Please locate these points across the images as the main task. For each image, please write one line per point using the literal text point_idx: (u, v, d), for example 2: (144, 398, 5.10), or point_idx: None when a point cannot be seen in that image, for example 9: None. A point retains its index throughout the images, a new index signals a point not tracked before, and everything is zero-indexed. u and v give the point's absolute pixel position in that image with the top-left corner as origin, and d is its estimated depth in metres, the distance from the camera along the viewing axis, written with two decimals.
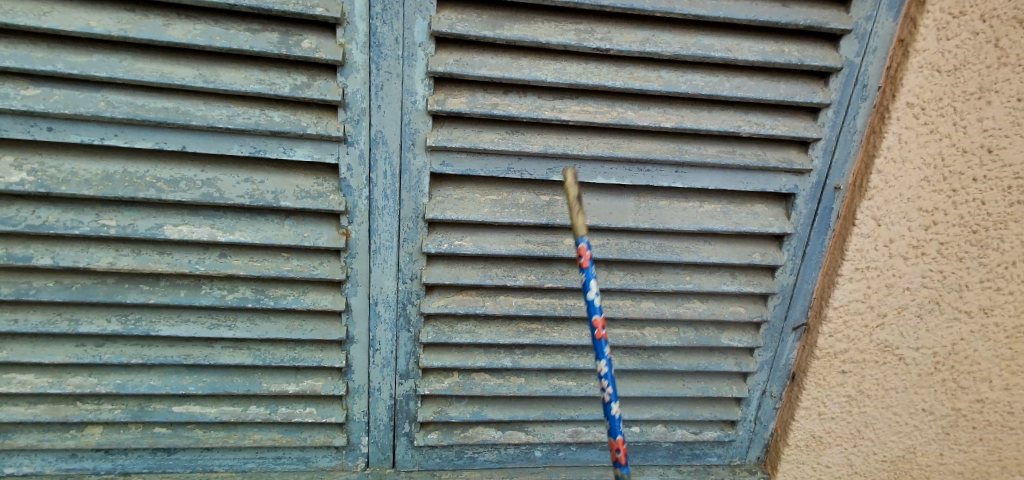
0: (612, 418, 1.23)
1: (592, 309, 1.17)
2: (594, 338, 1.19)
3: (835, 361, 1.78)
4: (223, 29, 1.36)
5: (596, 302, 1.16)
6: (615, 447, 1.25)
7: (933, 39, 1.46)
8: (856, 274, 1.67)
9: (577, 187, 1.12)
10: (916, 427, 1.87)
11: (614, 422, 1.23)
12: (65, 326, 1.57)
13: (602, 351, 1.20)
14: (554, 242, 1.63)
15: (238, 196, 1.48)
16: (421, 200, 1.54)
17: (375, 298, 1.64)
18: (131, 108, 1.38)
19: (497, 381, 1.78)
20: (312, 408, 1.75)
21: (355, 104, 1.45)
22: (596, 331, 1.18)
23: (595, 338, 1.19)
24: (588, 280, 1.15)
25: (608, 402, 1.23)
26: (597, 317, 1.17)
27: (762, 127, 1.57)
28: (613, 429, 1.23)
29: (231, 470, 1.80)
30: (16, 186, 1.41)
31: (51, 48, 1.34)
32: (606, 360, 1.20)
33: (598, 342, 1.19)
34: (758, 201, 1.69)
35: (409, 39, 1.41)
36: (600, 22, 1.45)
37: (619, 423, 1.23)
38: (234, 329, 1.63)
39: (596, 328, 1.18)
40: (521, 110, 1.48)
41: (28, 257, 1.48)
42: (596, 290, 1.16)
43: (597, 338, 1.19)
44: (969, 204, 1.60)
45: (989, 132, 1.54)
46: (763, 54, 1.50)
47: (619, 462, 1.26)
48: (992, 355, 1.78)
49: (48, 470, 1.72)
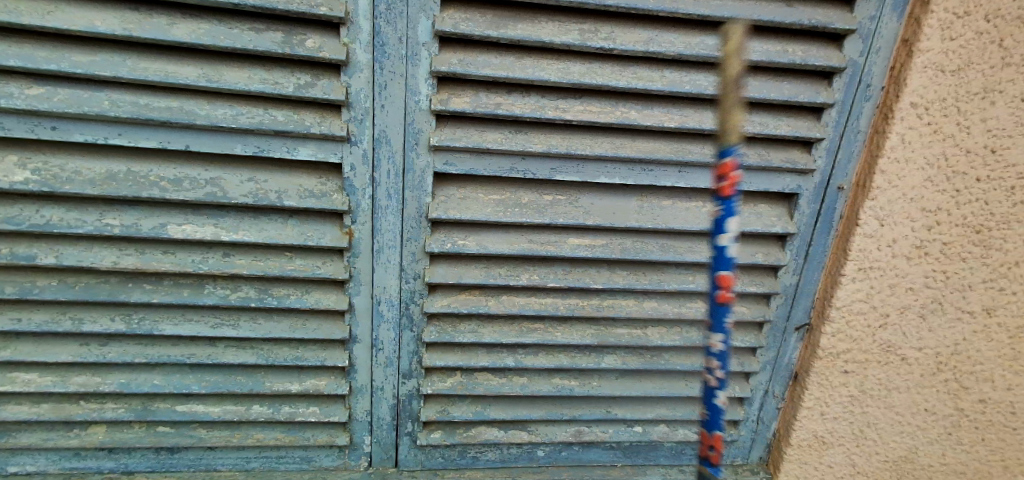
0: (713, 406, 1.01)
1: (721, 261, 0.92)
2: (715, 302, 0.95)
3: (838, 361, 1.78)
4: (227, 28, 1.36)
5: (728, 251, 0.91)
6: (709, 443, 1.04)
7: (936, 39, 1.46)
8: (858, 274, 1.67)
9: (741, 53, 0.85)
10: (919, 427, 1.87)
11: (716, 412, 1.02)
12: (68, 325, 1.57)
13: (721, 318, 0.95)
14: (557, 242, 1.63)
15: (241, 196, 1.48)
16: (424, 200, 1.54)
17: (379, 298, 1.64)
18: (134, 108, 1.38)
19: (500, 381, 1.78)
20: (315, 407, 1.75)
21: (359, 103, 1.45)
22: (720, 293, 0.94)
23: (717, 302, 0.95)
24: (726, 217, 0.90)
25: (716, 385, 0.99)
26: (727, 272, 0.92)
27: (765, 127, 1.57)
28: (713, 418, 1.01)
29: (233, 469, 1.80)
30: (20, 185, 1.41)
31: (55, 47, 1.34)
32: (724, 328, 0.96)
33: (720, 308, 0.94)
34: (761, 201, 1.69)
35: (413, 39, 1.41)
36: (604, 22, 1.45)
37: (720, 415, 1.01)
38: (238, 328, 1.63)
39: (721, 289, 0.93)
40: (524, 109, 1.48)
41: (31, 256, 1.48)
42: (732, 234, 0.91)
43: (718, 302, 0.95)
44: (972, 204, 1.60)
45: (992, 132, 1.53)
46: (767, 54, 1.50)
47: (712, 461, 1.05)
48: (995, 355, 1.78)
49: (51, 469, 1.72)
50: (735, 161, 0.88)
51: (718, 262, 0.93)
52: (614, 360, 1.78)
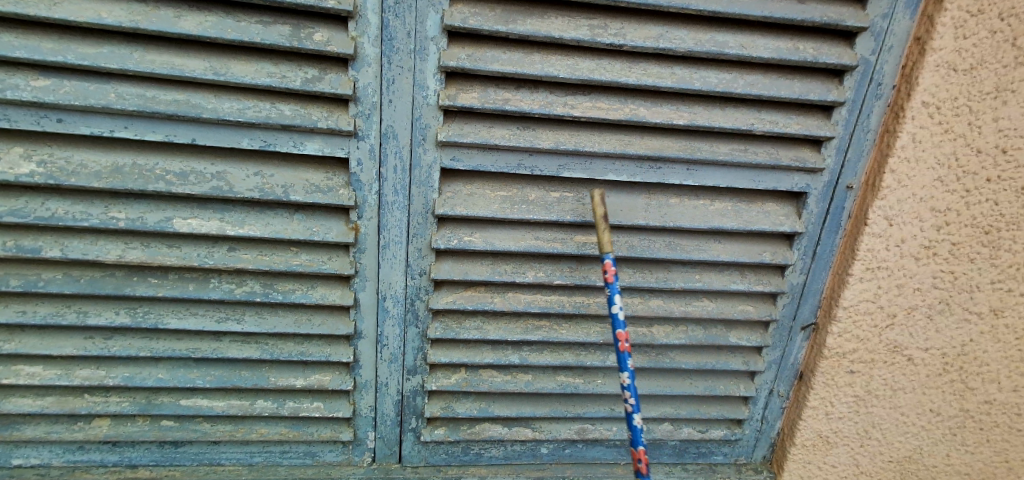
0: (634, 427, 1.39)
1: (617, 323, 1.37)
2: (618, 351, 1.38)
3: (844, 360, 1.77)
4: (234, 21, 1.35)
5: (619, 316, 1.36)
6: (637, 456, 1.39)
7: (950, 38, 1.45)
8: (866, 274, 1.66)
9: (603, 207, 1.39)
10: (924, 427, 1.86)
11: (637, 431, 1.39)
12: (73, 318, 1.56)
13: (624, 363, 1.38)
14: (563, 239, 1.62)
15: (248, 190, 1.48)
16: (431, 195, 1.54)
17: (384, 294, 1.63)
18: (141, 100, 1.37)
19: (505, 378, 1.77)
20: (319, 403, 1.74)
21: (366, 98, 1.43)
22: (620, 344, 1.37)
23: (619, 351, 1.38)
24: (614, 295, 1.37)
25: (630, 412, 1.39)
26: (620, 330, 1.36)
27: (775, 125, 1.55)
28: (634, 438, 1.39)
29: (237, 464, 1.80)
30: (26, 178, 1.40)
31: (61, 38, 1.33)
32: (628, 372, 1.38)
33: (622, 355, 1.38)
34: (769, 200, 1.68)
35: (421, 33, 1.39)
36: (614, 18, 1.44)
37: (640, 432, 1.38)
38: (242, 322, 1.62)
39: (619, 341, 1.37)
40: (533, 105, 1.47)
41: (37, 249, 1.48)
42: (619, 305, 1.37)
43: (620, 350, 1.38)
44: (982, 205, 1.59)
45: (1004, 132, 1.52)
46: (778, 51, 1.48)
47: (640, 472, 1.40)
48: (1002, 356, 1.77)
49: (55, 462, 1.72)
50: (610, 262, 1.37)
51: (615, 323, 1.37)
52: None
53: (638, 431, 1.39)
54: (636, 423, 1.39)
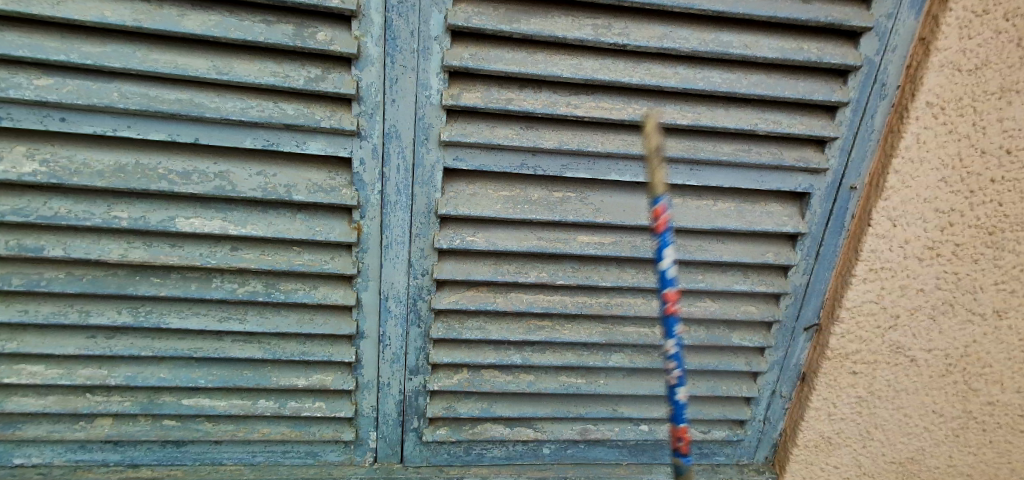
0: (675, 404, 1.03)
1: (664, 280, 0.95)
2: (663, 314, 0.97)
3: (846, 361, 1.77)
4: (238, 20, 1.35)
5: (670, 273, 0.94)
6: (677, 435, 1.07)
7: (954, 38, 1.44)
8: (870, 275, 1.66)
9: (660, 137, 0.91)
10: (926, 429, 1.86)
11: (679, 408, 1.03)
12: (75, 317, 1.56)
13: (670, 329, 0.98)
14: (566, 239, 1.62)
15: (250, 189, 1.47)
16: (434, 195, 1.53)
17: (387, 293, 1.63)
18: (144, 100, 1.37)
19: (507, 378, 1.77)
20: (321, 402, 1.74)
21: (369, 98, 1.43)
22: (668, 306, 0.96)
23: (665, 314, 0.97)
24: (663, 247, 0.93)
25: (674, 386, 1.02)
26: (669, 291, 0.95)
27: (779, 125, 1.55)
28: (677, 415, 1.04)
29: (239, 463, 1.79)
30: (28, 177, 1.40)
31: (64, 37, 1.33)
32: (674, 339, 0.99)
33: (669, 319, 0.97)
34: (773, 201, 1.68)
35: (424, 33, 1.39)
36: (618, 17, 1.43)
37: (684, 410, 1.03)
38: (244, 322, 1.62)
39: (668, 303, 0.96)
40: (536, 105, 1.46)
41: (39, 248, 1.48)
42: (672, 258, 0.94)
43: (668, 314, 0.97)
44: (986, 206, 1.58)
45: (1008, 132, 1.51)
46: (782, 51, 1.48)
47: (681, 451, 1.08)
48: (1005, 357, 1.76)
49: (57, 461, 1.72)
50: (664, 207, 0.92)
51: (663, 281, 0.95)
52: (621, 358, 1.77)
53: (682, 408, 1.03)
54: (677, 399, 1.02)
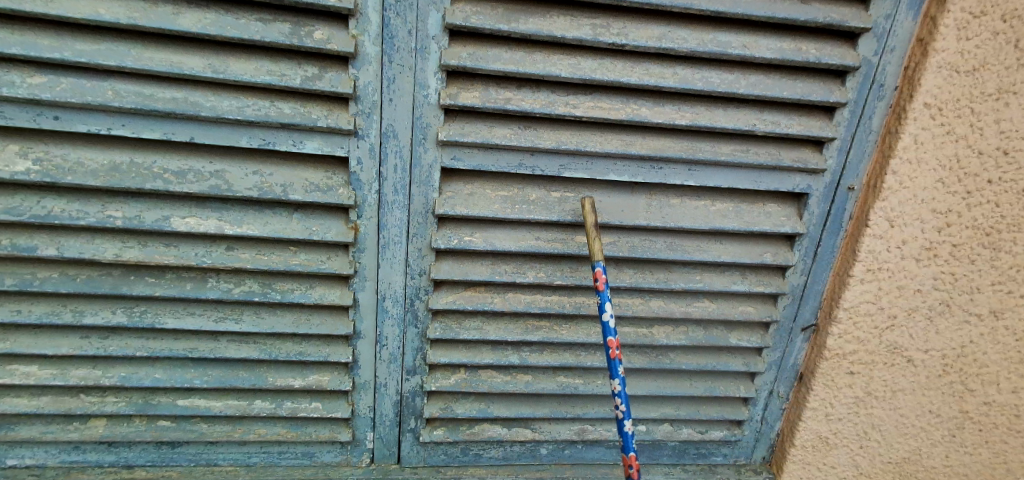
0: (624, 434, 1.43)
1: (607, 331, 1.42)
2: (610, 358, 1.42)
3: (844, 361, 1.77)
4: (234, 18, 1.34)
5: (609, 324, 1.42)
6: (627, 462, 1.42)
7: (952, 39, 1.44)
8: (868, 275, 1.65)
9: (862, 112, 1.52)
10: (922, 429, 1.86)
11: (627, 437, 1.43)
12: (69, 317, 1.55)
13: (615, 370, 1.42)
14: (565, 239, 1.61)
15: (246, 189, 1.46)
16: (432, 195, 1.53)
17: (384, 294, 1.62)
18: (139, 98, 1.36)
19: (504, 378, 1.76)
20: (318, 403, 1.73)
21: (367, 97, 1.42)
22: (611, 352, 1.42)
23: (611, 358, 1.42)
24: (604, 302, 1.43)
25: (622, 419, 1.43)
26: (610, 338, 1.42)
27: (776, 126, 1.55)
28: (626, 445, 1.42)
29: (234, 464, 1.78)
30: (21, 176, 1.39)
31: (58, 35, 1.32)
32: (619, 379, 1.42)
33: (613, 362, 1.42)
34: (771, 201, 1.68)
35: (422, 31, 1.38)
36: (616, 17, 1.43)
37: (630, 438, 1.42)
38: (240, 323, 1.61)
39: (611, 348, 1.42)
40: (534, 105, 1.46)
41: (32, 247, 1.46)
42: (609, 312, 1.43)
43: (612, 357, 1.42)
44: (983, 207, 1.58)
45: (1006, 133, 1.51)
46: (780, 52, 1.48)
47: (631, 476, 1.42)
48: (1001, 358, 1.77)
49: (51, 463, 1.70)
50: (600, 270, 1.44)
51: (606, 331, 1.43)
52: None
53: (630, 438, 1.43)
54: (625, 428, 1.42)
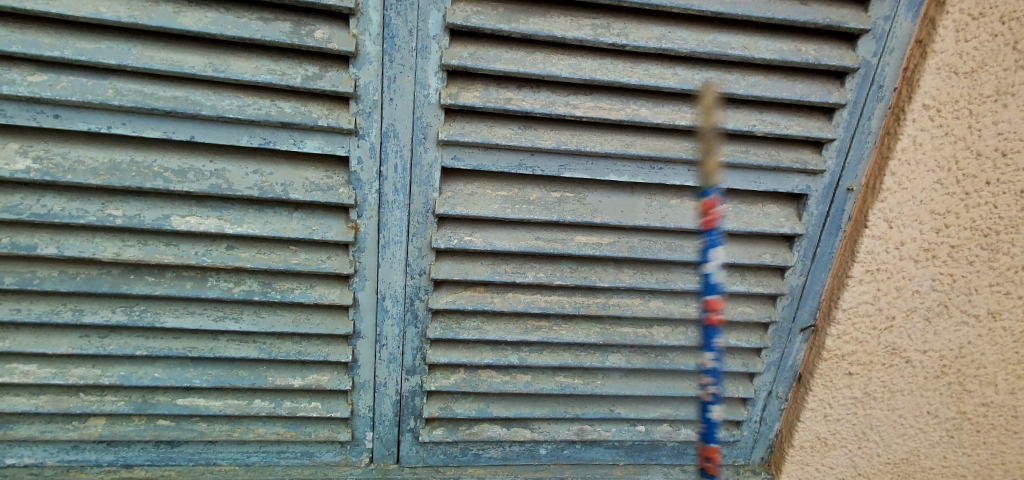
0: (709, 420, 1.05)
1: (708, 288, 0.97)
2: (705, 325, 0.99)
3: (842, 362, 1.77)
4: (235, 17, 1.34)
5: (715, 278, 0.96)
6: (706, 452, 1.08)
7: (950, 41, 1.45)
8: (867, 276, 1.66)
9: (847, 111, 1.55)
10: (920, 430, 1.87)
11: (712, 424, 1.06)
12: (69, 316, 1.55)
13: (710, 339, 1.00)
14: (564, 239, 1.61)
15: (247, 188, 1.46)
16: (432, 195, 1.53)
17: (383, 293, 1.62)
18: (139, 97, 1.36)
19: (504, 378, 1.77)
20: (317, 402, 1.73)
21: (367, 96, 1.43)
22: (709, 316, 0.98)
23: (706, 325, 0.99)
24: None
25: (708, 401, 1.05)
26: (712, 299, 0.97)
27: (776, 126, 1.55)
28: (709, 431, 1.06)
29: (233, 464, 1.78)
30: (21, 174, 1.39)
31: (58, 33, 1.32)
32: (714, 350, 1.00)
33: (708, 331, 0.99)
34: (770, 202, 1.68)
35: (423, 31, 1.38)
36: (617, 17, 1.43)
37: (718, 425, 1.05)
38: (240, 322, 1.61)
39: (710, 312, 0.98)
40: (534, 105, 1.46)
41: (32, 246, 1.46)
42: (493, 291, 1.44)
43: (708, 325, 0.99)
44: (981, 208, 1.59)
45: (1004, 135, 1.52)
46: (780, 53, 1.48)
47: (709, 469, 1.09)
48: (999, 359, 1.77)
49: (49, 462, 1.70)
50: None
51: (705, 289, 0.97)
52: (618, 359, 1.77)
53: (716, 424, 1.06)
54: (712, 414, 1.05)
